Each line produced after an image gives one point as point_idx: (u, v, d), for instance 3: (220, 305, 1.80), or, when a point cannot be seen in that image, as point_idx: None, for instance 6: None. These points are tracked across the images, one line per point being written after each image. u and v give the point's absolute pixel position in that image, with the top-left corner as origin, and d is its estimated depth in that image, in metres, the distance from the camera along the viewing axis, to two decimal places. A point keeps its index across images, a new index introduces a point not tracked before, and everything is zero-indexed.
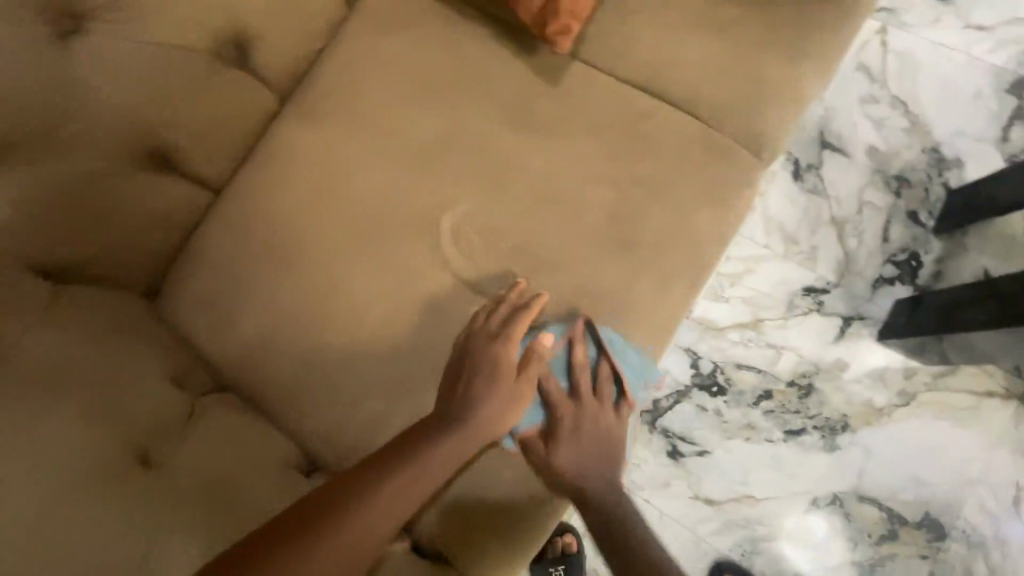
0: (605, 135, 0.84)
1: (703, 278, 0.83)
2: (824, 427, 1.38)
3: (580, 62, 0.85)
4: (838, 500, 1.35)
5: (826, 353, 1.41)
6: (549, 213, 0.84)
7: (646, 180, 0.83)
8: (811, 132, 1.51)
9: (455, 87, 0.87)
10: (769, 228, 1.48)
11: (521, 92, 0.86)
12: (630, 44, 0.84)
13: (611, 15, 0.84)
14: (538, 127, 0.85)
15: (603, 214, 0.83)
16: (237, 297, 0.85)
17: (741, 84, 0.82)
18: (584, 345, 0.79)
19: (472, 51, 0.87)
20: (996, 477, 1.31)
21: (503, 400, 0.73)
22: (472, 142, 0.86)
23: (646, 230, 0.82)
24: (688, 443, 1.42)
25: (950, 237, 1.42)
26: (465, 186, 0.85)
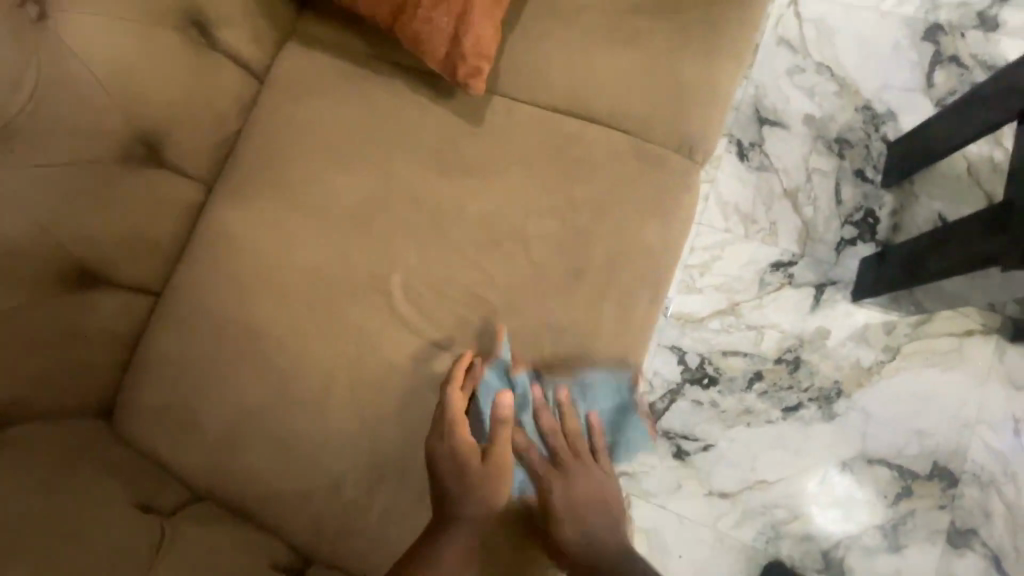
0: (539, 164, 0.83)
1: (665, 287, 0.83)
2: (819, 398, 1.37)
3: (501, 96, 0.84)
4: (849, 468, 1.34)
5: (807, 323, 1.41)
6: (499, 253, 0.82)
7: (589, 202, 0.82)
8: (746, 111, 1.53)
9: (382, 145, 0.86)
10: (726, 212, 1.49)
11: (448, 137, 0.85)
12: (546, 70, 0.84)
13: (521, 47, 0.84)
14: (471, 168, 0.84)
15: (554, 243, 0.82)
16: (195, 399, 0.82)
17: (663, 89, 0.83)
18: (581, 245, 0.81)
19: (392, 105, 0.86)
20: (993, 413, 1.32)
21: (483, 480, 0.75)
22: (408, 195, 0.84)
23: (597, 250, 0.82)
24: (691, 440, 1.40)
25: (900, 188, 1.45)
26: (410, 240, 0.83)
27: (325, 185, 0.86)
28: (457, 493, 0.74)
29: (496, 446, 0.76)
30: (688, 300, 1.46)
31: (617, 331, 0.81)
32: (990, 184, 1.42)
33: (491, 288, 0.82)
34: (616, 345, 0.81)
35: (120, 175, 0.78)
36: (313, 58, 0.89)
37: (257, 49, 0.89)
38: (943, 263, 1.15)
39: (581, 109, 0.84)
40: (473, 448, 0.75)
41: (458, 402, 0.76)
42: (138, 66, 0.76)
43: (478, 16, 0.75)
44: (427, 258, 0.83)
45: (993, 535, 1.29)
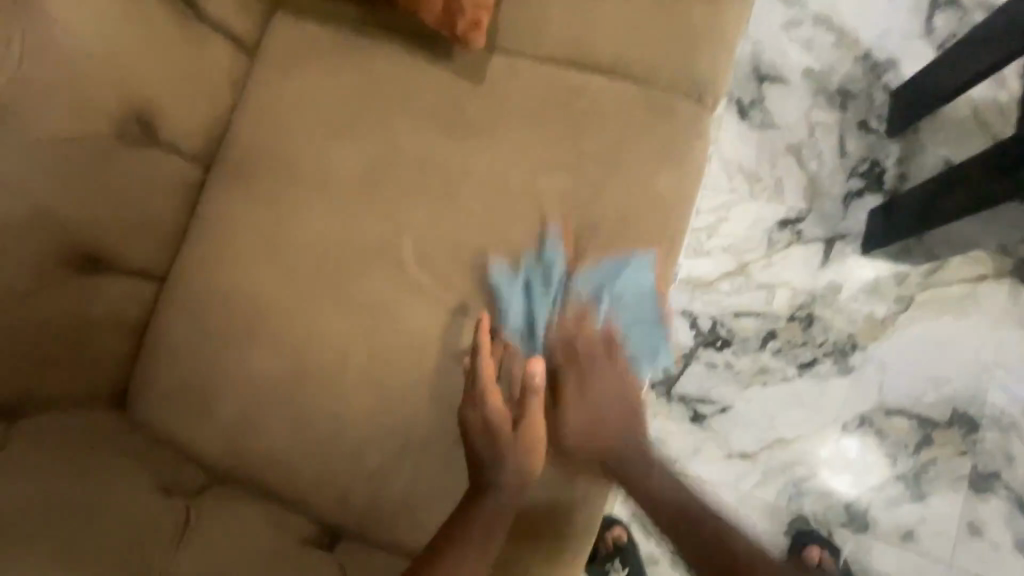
0: (544, 119, 0.81)
1: (680, 239, 0.81)
2: (834, 352, 1.37)
3: (501, 50, 0.82)
4: (867, 420, 1.33)
5: (818, 279, 1.40)
6: (508, 213, 0.80)
7: (598, 154, 0.80)
8: (745, 70, 1.51)
9: (383, 110, 0.84)
10: (731, 173, 1.48)
11: (449, 97, 0.82)
12: (546, 22, 0.81)
13: (518, 0, 0.81)
14: (475, 128, 0.82)
15: (564, 199, 0.80)
16: (210, 381, 0.80)
17: (667, 36, 0.80)
18: (595, 204, 0.80)
19: (390, 70, 0.84)
20: (1010, 357, 1.31)
21: (516, 450, 0.73)
22: (411, 160, 0.82)
23: (608, 204, 0.80)
24: (707, 403, 1.40)
25: (906, 136, 1.42)
26: (418, 207, 0.81)
27: (326, 156, 0.84)
28: (489, 463, 0.73)
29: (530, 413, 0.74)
30: (696, 265, 1.45)
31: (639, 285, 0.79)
32: (997, 126, 1.39)
33: (502, 248, 0.80)
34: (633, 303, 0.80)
35: (115, 155, 0.75)
36: (304, 28, 0.87)
37: (245, 21, 0.87)
38: (953, 204, 1.13)
39: (585, 58, 0.81)
40: (505, 417, 0.74)
41: (488, 366, 0.75)
42: (125, 39, 0.73)
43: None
44: (435, 224, 0.81)
45: (1016, 477, 1.27)
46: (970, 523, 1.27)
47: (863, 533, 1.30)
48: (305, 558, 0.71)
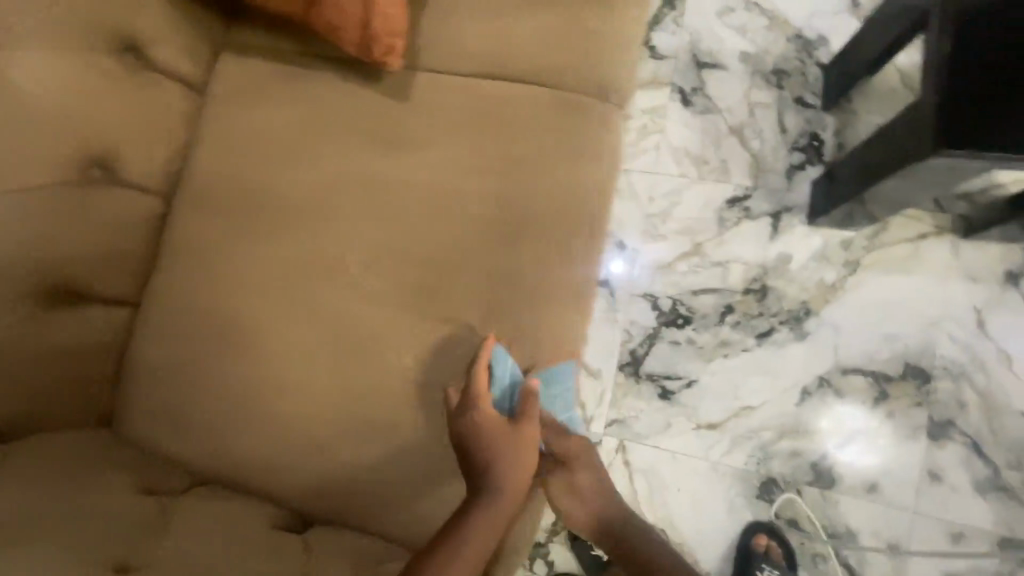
0: (466, 127, 0.88)
1: (598, 225, 0.89)
2: (789, 320, 1.43)
3: (423, 68, 0.89)
4: (826, 381, 1.39)
5: (768, 252, 1.47)
6: (444, 218, 0.89)
7: (517, 153, 0.88)
8: (685, 59, 1.59)
9: (323, 133, 0.92)
10: (679, 158, 1.55)
11: (381, 115, 0.90)
12: (460, 40, 0.89)
13: (434, 22, 0.90)
14: (406, 142, 0.90)
15: (493, 199, 0.89)
16: (187, 394, 0.88)
17: (568, 41, 0.88)
18: (519, 200, 0.88)
19: (326, 96, 0.92)
20: (956, 308, 1.36)
21: (511, 450, 0.81)
22: (352, 176, 0.91)
23: (531, 200, 0.87)
24: (674, 379, 1.47)
25: (840, 108, 1.49)
26: (362, 218, 0.90)
27: (276, 180, 0.92)
28: (484, 467, 0.80)
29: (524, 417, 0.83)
30: (652, 248, 1.53)
31: (564, 266, 0.89)
32: None
33: (443, 248, 0.89)
34: (560, 288, 0.88)
35: (80, 196, 0.83)
36: (246, 65, 0.95)
37: (193, 64, 0.95)
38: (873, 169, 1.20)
39: (499, 68, 0.89)
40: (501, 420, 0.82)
41: (484, 380, 0.82)
42: (78, 90, 0.81)
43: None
44: (381, 233, 0.90)
45: (970, 422, 1.32)
46: (930, 470, 1.32)
47: (830, 489, 1.35)
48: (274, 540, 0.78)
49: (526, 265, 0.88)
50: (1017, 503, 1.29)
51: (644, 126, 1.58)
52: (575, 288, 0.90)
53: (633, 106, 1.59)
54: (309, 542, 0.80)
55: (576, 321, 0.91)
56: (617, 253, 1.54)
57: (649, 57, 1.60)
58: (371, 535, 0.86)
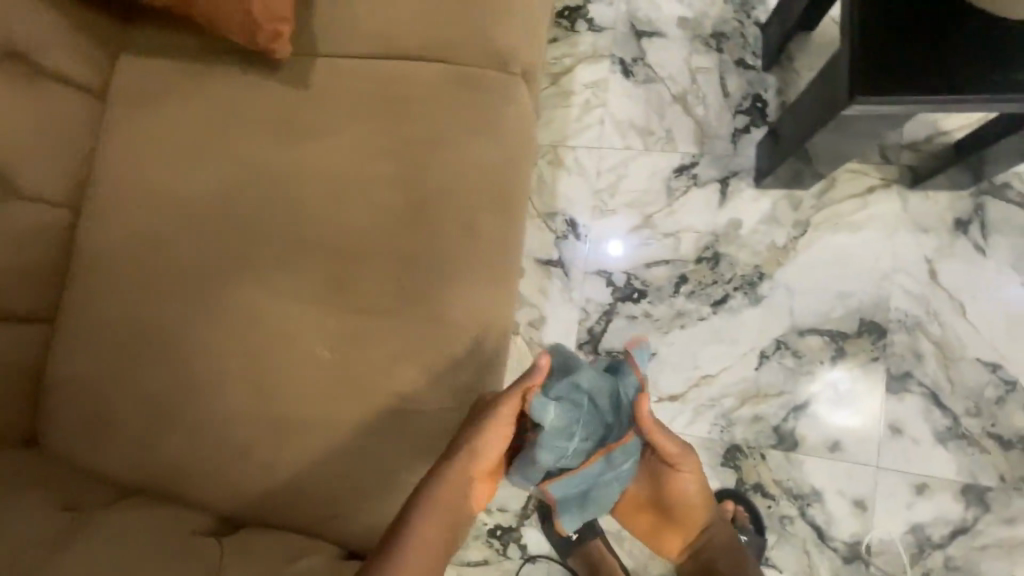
0: (370, 110, 0.87)
1: (512, 200, 0.88)
2: (743, 285, 1.41)
3: (323, 54, 0.88)
4: (783, 344, 1.38)
5: (718, 218, 1.45)
6: (351, 204, 0.86)
7: (422, 132, 0.86)
8: (623, 30, 1.56)
9: (225, 128, 0.89)
10: (624, 131, 1.53)
11: (283, 104, 0.88)
12: (358, 24, 0.87)
13: (331, 9, 0.88)
14: (309, 130, 0.87)
15: (397, 183, 0.86)
16: (110, 405, 0.86)
17: (465, 18, 0.87)
18: (429, 181, 0.86)
19: (226, 89, 0.90)
20: (907, 259, 1.35)
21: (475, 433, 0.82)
22: (256, 169, 0.88)
23: (440, 181, 0.86)
24: (633, 353, 1.46)
25: (781, 67, 1.47)
26: (269, 212, 0.87)
27: (182, 179, 0.89)
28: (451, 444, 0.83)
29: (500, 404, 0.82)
30: (607, 228, 1.51)
31: (478, 243, 0.86)
32: None
33: (350, 237, 0.86)
34: (477, 269, 0.86)
35: None
36: (145, 65, 0.93)
37: (91, 68, 0.93)
38: (807, 123, 1.18)
39: (399, 48, 0.87)
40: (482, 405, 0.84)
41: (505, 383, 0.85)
42: None
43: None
44: (289, 226, 0.87)
45: (927, 373, 1.32)
46: (890, 424, 1.32)
47: (794, 451, 1.35)
48: (194, 544, 0.77)
49: (440, 245, 0.86)
50: (979, 450, 1.29)
51: (587, 101, 1.56)
52: (493, 265, 0.87)
53: (574, 82, 1.57)
54: (225, 542, 0.79)
55: (497, 298, 0.88)
56: (569, 231, 1.53)
57: (587, 30, 1.57)
58: (302, 534, 0.85)
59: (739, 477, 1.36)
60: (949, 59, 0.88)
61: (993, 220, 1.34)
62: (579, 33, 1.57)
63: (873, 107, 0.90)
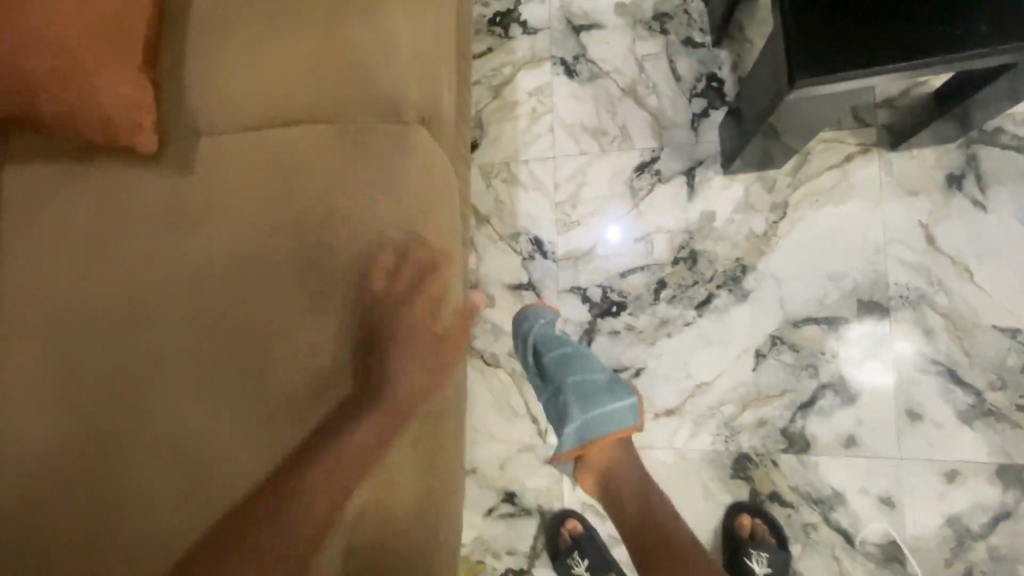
0: (266, 182, 0.85)
1: (424, 254, 0.84)
2: (726, 281, 1.31)
3: (218, 134, 0.87)
4: (778, 339, 1.27)
5: (689, 214, 1.34)
6: (271, 286, 0.83)
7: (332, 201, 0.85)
8: (560, 27, 1.45)
9: (130, 228, 0.85)
10: (576, 135, 1.43)
11: (191, 194, 0.85)
12: (244, 100, 0.88)
13: (213, 89, 0.88)
14: (218, 215, 0.85)
15: (313, 257, 0.83)
16: (32, 549, 0.78)
17: (350, 80, 0.88)
18: (338, 248, 0.83)
19: (127, 185, 0.86)
20: (900, 228, 1.23)
21: (409, 362, 0.81)
22: (170, 267, 0.84)
23: (347, 243, 0.83)
24: (621, 371, 1.36)
25: (732, 40, 1.35)
26: (186, 310, 0.83)
27: (91, 288, 0.84)
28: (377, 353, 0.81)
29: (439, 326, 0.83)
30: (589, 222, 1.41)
31: (403, 305, 0.82)
32: None
33: (276, 322, 0.82)
34: (398, 337, 0.82)
35: None
36: (37, 172, 0.88)
37: None
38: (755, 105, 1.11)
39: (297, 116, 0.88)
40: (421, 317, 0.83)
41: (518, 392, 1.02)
42: None
43: (106, 73, 0.79)
44: (206, 320, 0.83)
45: (939, 349, 1.20)
46: (908, 409, 1.21)
47: (806, 452, 1.24)
48: None
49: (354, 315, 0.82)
50: (1008, 426, 1.18)
51: (533, 109, 1.46)
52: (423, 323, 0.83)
53: (516, 91, 1.47)
54: None
55: (428, 365, 0.83)
56: (535, 251, 1.44)
57: (522, 34, 1.47)
58: None
59: (752, 488, 1.27)
60: (893, 27, 0.82)
61: (987, 170, 1.22)
62: (514, 39, 1.47)
63: (818, 88, 0.84)
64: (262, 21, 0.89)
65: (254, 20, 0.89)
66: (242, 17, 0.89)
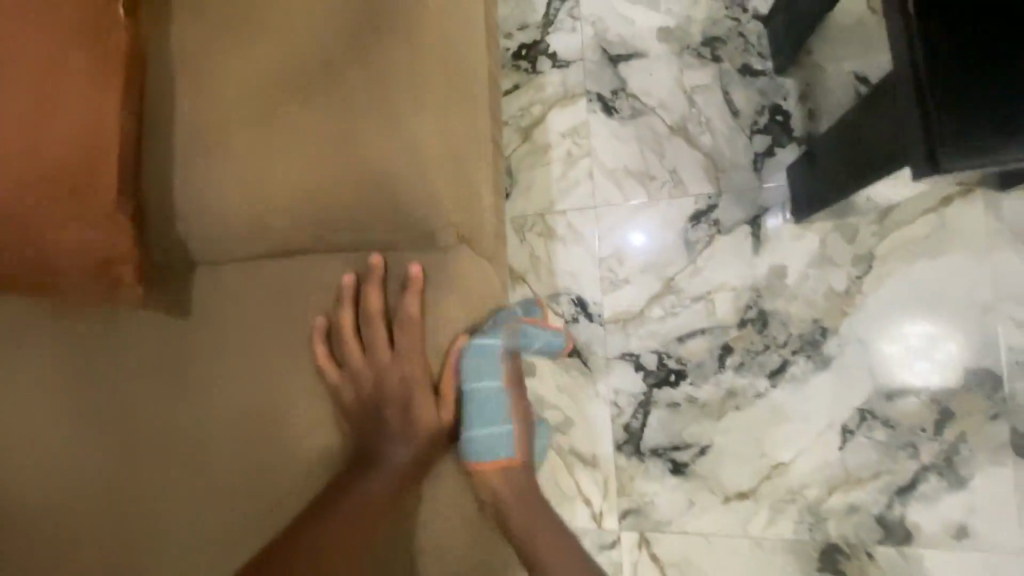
0: (292, 310, 0.83)
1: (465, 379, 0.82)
2: (803, 346, 1.14)
3: (232, 265, 0.84)
4: (869, 414, 1.11)
5: (755, 269, 1.17)
6: (319, 429, 0.84)
7: (364, 358, 0.82)
8: (595, 58, 1.27)
9: (165, 367, 0.85)
10: (619, 181, 1.25)
11: (222, 331, 0.84)
12: (251, 216, 0.78)
13: (216, 204, 0.79)
14: (253, 352, 0.83)
15: (354, 398, 0.83)
16: None
17: (367, 186, 0.76)
18: (366, 372, 0.82)
19: (158, 324, 0.85)
20: (1009, 284, 1.07)
21: (404, 426, 0.83)
22: (213, 404, 0.84)
23: (381, 377, 0.82)
24: (684, 448, 1.21)
25: (799, 65, 1.17)
26: (233, 449, 0.84)
27: (134, 427, 0.85)
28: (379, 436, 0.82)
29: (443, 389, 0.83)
30: (616, 226, 1.25)
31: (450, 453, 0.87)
32: None
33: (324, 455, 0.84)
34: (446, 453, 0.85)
35: None
36: (59, 311, 0.86)
37: None
38: (845, 169, 0.96)
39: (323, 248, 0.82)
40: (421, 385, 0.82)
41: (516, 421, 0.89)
42: None
43: (77, 230, 0.72)
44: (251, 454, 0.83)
45: None
46: None
47: (909, 544, 1.08)
48: None
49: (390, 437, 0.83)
50: None
51: (568, 152, 1.27)
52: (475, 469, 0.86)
53: (547, 132, 1.28)
54: None
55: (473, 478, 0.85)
56: (578, 312, 1.26)
57: (552, 67, 1.28)
58: None
59: None
60: None
61: None
62: (543, 73, 1.29)
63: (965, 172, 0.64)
64: (271, 137, 0.77)
65: (261, 137, 0.77)
66: (246, 133, 0.78)
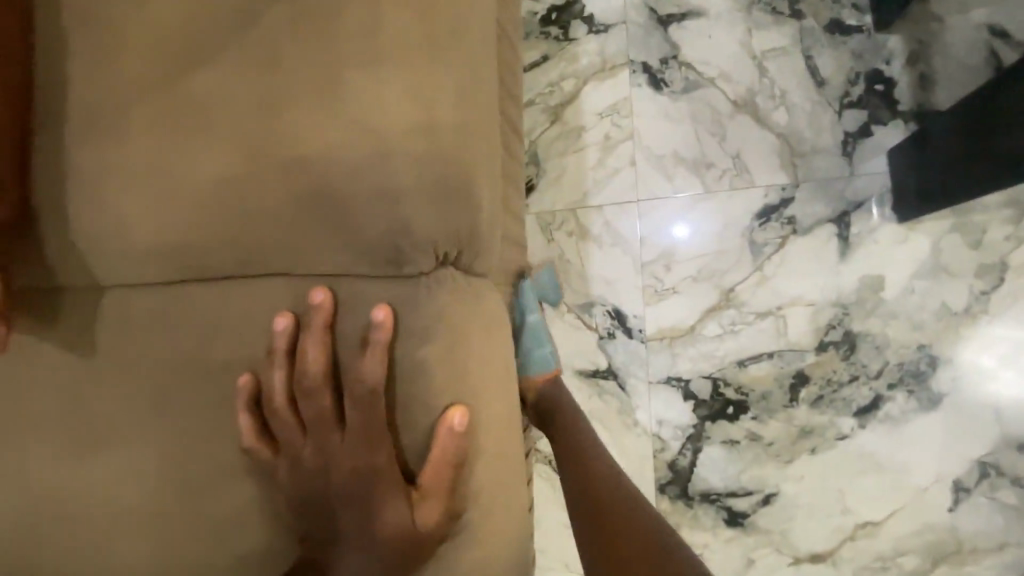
0: (207, 353, 0.57)
1: (462, 463, 0.54)
2: (903, 379, 0.92)
3: (121, 294, 0.58)
4: (993, 469, 0.89)
5: (841, 281, 0.94)
6: (248, 531, 0.57)
7: (305, 441, 0.56)
8: (641, 21, 1.03)
9: (25, 441, 0.59)
10: (669, 170, 1.01)
11: (107, 391, 0.58)
12: (159, 223, 0.56)
13: (113, 202, 0.56)
14: (153, 421, 0.58)
15: (292, 496, 0.56)
16: None
17: (328, 182, 0.53)
18: (307, 456, 0.55)
19: (14, 378, 0.59)
20: None
21: (362, 541, 0.54)
22: (90, 492, 0.58)
23: (318, 463, 0.55)
24: (742, 496, 0.97)
25: (904, 21, 0.93)
26: (127, 548, 0.58)
27: None
28: (332, 549, 0.55)
29: (426, 488, 0.54)
30: (665, 224, 1.01)
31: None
32: None
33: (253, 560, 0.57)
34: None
35: None
36: None
37: None
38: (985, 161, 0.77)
39: (257, 272, 0.56)
40: (390, 479, 0.54)
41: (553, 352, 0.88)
42: None
43: None
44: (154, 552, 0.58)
45: None
46: None
47: None
48: None
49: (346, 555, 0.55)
50: None
51: (606, 136, 1.03)
52: None
53: (581, 112, 1.04)
54: None
55: None
56: (614, 326, 1.02)
57: (587, 34, 1.04)
58: None
59: None
60: None
61: None
62: (577, 41, 1.05)
63: None
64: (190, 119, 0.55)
65: (178, 121, 0.55)
66: (139, 114, 0.56)
